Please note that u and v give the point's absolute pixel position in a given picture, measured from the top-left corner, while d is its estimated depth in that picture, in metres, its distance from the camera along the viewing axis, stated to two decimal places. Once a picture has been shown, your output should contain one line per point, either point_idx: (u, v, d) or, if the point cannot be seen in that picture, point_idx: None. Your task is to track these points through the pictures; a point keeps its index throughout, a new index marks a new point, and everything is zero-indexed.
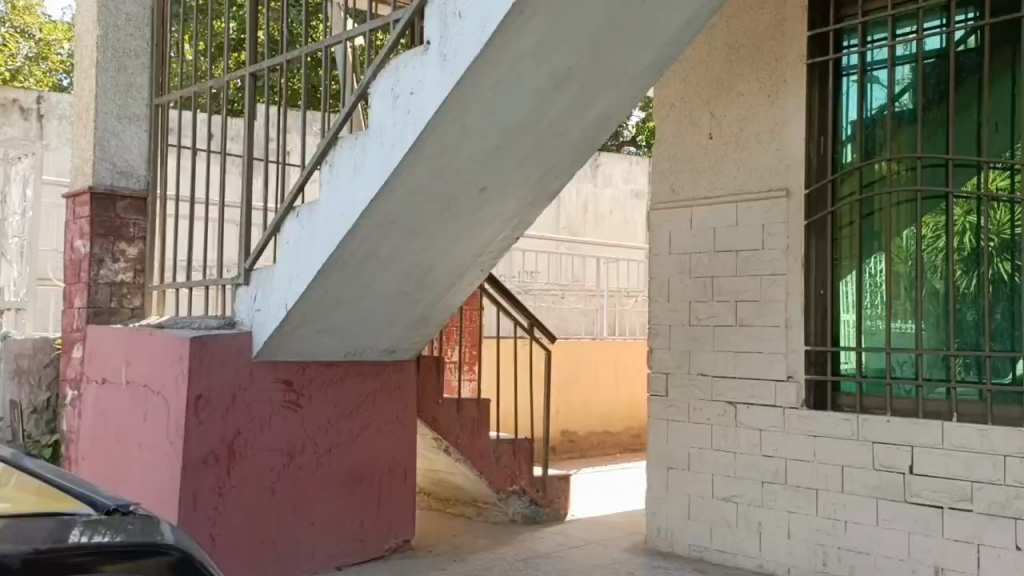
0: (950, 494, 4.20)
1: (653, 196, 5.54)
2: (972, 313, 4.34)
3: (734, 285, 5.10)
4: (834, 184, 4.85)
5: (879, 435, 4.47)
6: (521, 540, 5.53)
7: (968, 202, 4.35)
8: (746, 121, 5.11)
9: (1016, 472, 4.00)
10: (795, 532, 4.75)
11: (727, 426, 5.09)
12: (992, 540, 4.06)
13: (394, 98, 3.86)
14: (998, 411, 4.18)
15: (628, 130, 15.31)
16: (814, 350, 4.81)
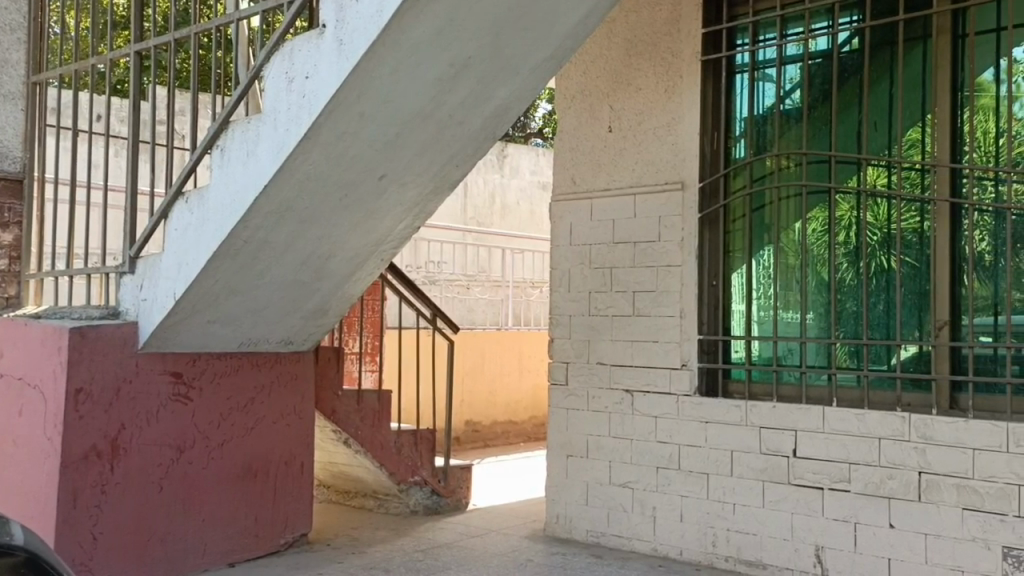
0: (830, 476, 4.41)
1: (555, 188, 5.60)
2: (852, 303, 4.56)
3: (632, 276, 5.20)
4: (726, 178, 5.00)
5: (765, 420, 4.65)
6: (421, 531, 5.51)
7: (849, 197, 4.56)
8: (643, 115, 5.22)
9: (890, 454, 4.23)
10: (687, 516, 4.90)
11: (624, 414, 5.20)
12: (867, 519, 4.28)
13: (288, 82, 3.76)
14: (874, 396, 4.42)
15: (535, 123, 15.40)
16: (707, 339, 4.96)
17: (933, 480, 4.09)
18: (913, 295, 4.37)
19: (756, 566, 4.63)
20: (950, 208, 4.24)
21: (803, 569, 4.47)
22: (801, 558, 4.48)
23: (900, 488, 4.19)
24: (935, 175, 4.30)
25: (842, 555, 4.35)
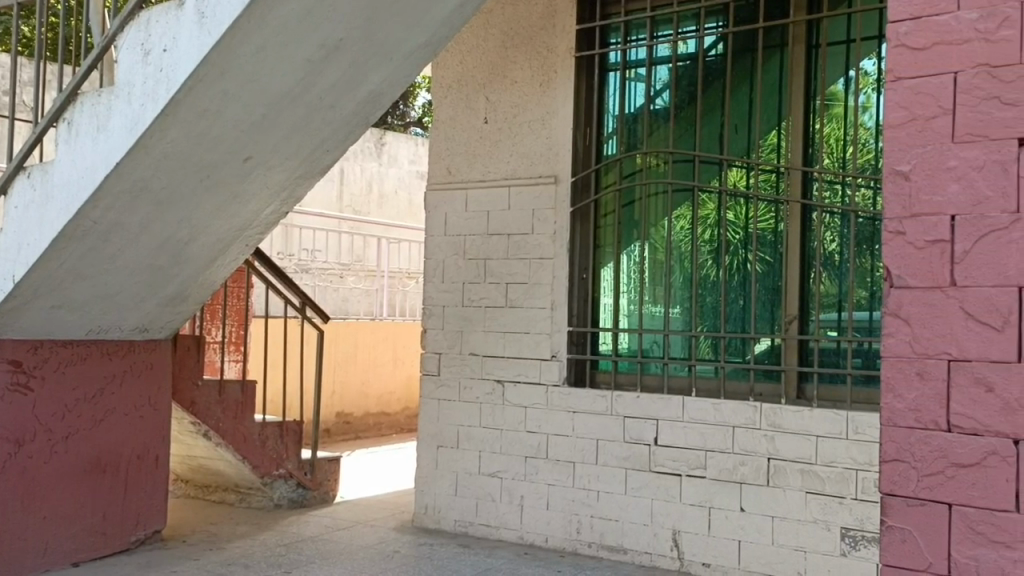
0: (687, 462, 4.59)
1: (430, 178, 5.56)
2: (711, 297, 4.76)
3: (504, 268, 5.24)
4: (597, 174, 5.10)
5: (629, 410, 4.79)
6: (284, 525, 5.37)
7: (711, 196, 4.74)
8: (518, 107, 5.26)
9: (742, 441, 4.44)
10: (553, 504, 4.99)
11: (494, 404, 5.23)
12: (721, 504, 4.48)
13: (144, 55, 3.55)
14: (729, 386, 4.64)
15: (414, 112, 15.24)
16: (576, 330, 5.06)
17: (781, 465, 4.33)
18: (767, 290, 4.60)
19: (617, 551, 4.77)
20: (801, 209, 4.49)
21: (661, 552, 4.64)
22: (660, 543, 4.65)
23: (750, 474, 4.41)
24: (789, 177, 4.53)
25: (697, 539, 4.54)
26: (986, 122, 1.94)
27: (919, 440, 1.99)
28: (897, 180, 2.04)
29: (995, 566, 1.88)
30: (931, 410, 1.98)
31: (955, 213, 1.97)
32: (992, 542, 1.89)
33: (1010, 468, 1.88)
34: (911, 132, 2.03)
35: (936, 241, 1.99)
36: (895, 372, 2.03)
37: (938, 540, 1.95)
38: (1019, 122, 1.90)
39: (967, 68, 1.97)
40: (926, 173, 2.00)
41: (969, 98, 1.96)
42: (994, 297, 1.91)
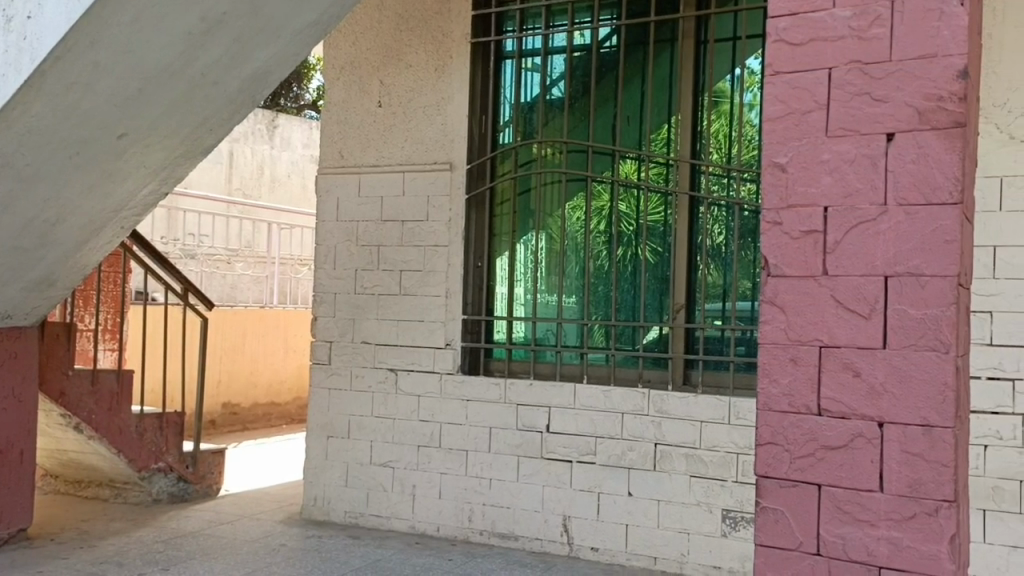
0: (578, 449, 4.65)
1: (322, 161, 5.43)
2: (603, 286, 4.82)
3: (398, 255, 5.16)
4: (493, 162, 5.09)
5: (521, 398, 4.81)
6: (163, 521, 5.14)
7: (603, 187, 4.80)
8: (413, 92, 5.18)
9: (631, 427, 4.53)
10: (445, 492, 4.97)
11: (387, 393, 5.16)
12: (609, 489, 4.56)
13: (7, 21, 3.29)
14: (619, 373, 4.73)
15: (309, 95, 14.82)
16: (470, 318, 5.05)
17: (667, 450, 4.44)
18: (657, 280, 4.69)
19: (508, 538, 4.79)
20: (689, 201, 4.59)
21: (551, 538, 4.69)
22: (550, 529, 4.70)
23: (638, 459, 4.50)
24: (678, 169, 4.62)
25: (586, 524, 4.61)
26: (857, 118, 2.01)
27: (791, 423, 2.06)
28: (775, 171, 2.11)
29: (859, 544, 1.96)
30: (803, 394, 2.05)
31: (827, 205, 2.04)
32: (858, 520, 1.97)
33: (874, 449, 1.96)
34: (788, 125, 2.10)
35: (810, 231, 2.06)
36: (771, 357, 2.10)
37: (808, 519, 2.03)
38: (888, 118, 1.98)
39: (841, 63, 2.04)
40: (801, 166, 2.07)
41: (842, 93, 2.03)
42: (862, 286, 1.99)
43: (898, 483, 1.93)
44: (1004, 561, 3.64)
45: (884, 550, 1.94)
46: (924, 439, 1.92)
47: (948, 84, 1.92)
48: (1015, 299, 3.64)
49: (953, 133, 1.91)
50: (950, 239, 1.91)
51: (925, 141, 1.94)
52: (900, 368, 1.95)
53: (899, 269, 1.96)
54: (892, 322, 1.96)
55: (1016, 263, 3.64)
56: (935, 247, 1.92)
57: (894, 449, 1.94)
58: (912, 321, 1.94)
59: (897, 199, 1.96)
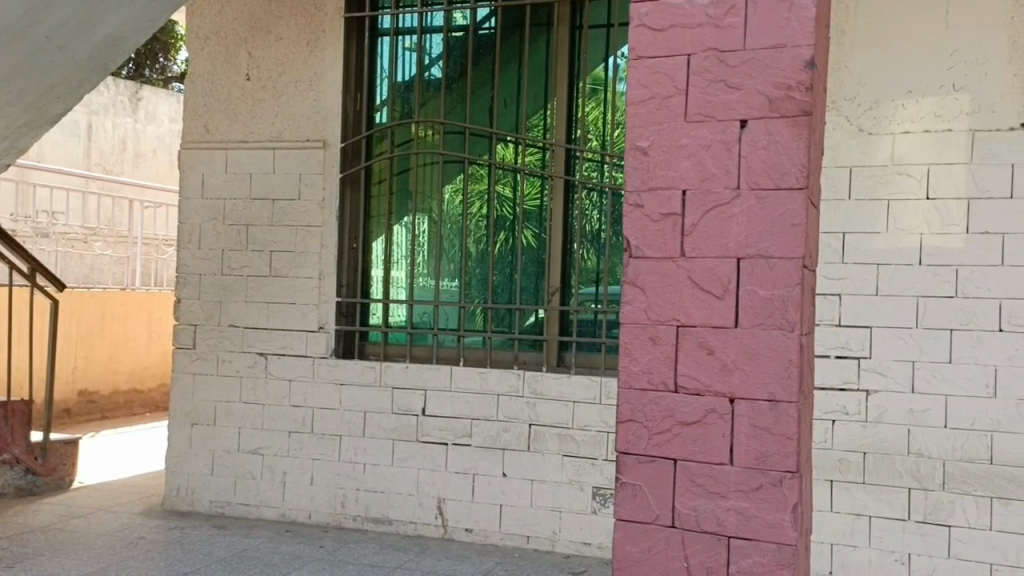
0: (453, 431, 4.64)
1: (185, 135, 5.17)
2: (480, 268, 4.81)
3: (268, 235, 4.98)
4: (369, 141, 4.98)
5: (397, 380, 4.75)
6: (8, 517, 4.80)
7: (480, 169, 4.78)
8: (283, 66, 4.99)
9: (506, 408, 4.56)
10: (317, 479, 4.87)
11: (256, 378, 4.99)
12: (484, 470, 4.58)
13: None
14: (495, 355, 4.74)
15: (176, 67, 14.13)
16: (345, 301, 4.94)
17: (541, 431, 4.49)
18: (533, 263, 4.71)
19: (382, 522, 4.75)
20: (564, 185, 4.62)
21: (425, 521, 4.68)
22: (424, 512, 4.68)
23: (512, 440, 4.54)
24: (554, 153, 4.64)
25: (460, 505, 4.62)
26: (713, 104, 2.07)
27: (650, 401, 2.12)
28: (636, 154, 2.15)
29: (711, 515, 2.04)
30: (660, 372, 2.11)
31: (686, 188, 2.10)
32: (709, 492, 2.05)
33: (725, 424, 2.04)
34: (650, 109, 2.14)
35: (669, 214, 2.11)
36: (631, 337, 2.15)
37: (664, 493, 2.09)
38: (741, 105, 2.05)
39: (699, 51, 2.09)
40: (661, 150, 2.12)
41: (700, 79, 2.09)
42: (716, 268, 2.06)
43: (747, 455, 2.02)
44: (848, 529, 3.89)
45: (733, 520, 2.03)
46: (770, 414, 2.01)
47: (796, 74, 2.00)
48: (861, 283, 3.88)
49: (800, 121, 2.00)
50: (796, 223, 1.99)
51: (775, 129, 2.01)
52: (750, 346, 2.03)
53: (750, 251, 2.04)
54: (743, 302, 2.04)
55: (862, 249, 3.88)
56: (783, 231, 2.01)
57: (743, 423, 2.03)
58: (762, 301, 2.02)
59: (749, 183, 2.04)
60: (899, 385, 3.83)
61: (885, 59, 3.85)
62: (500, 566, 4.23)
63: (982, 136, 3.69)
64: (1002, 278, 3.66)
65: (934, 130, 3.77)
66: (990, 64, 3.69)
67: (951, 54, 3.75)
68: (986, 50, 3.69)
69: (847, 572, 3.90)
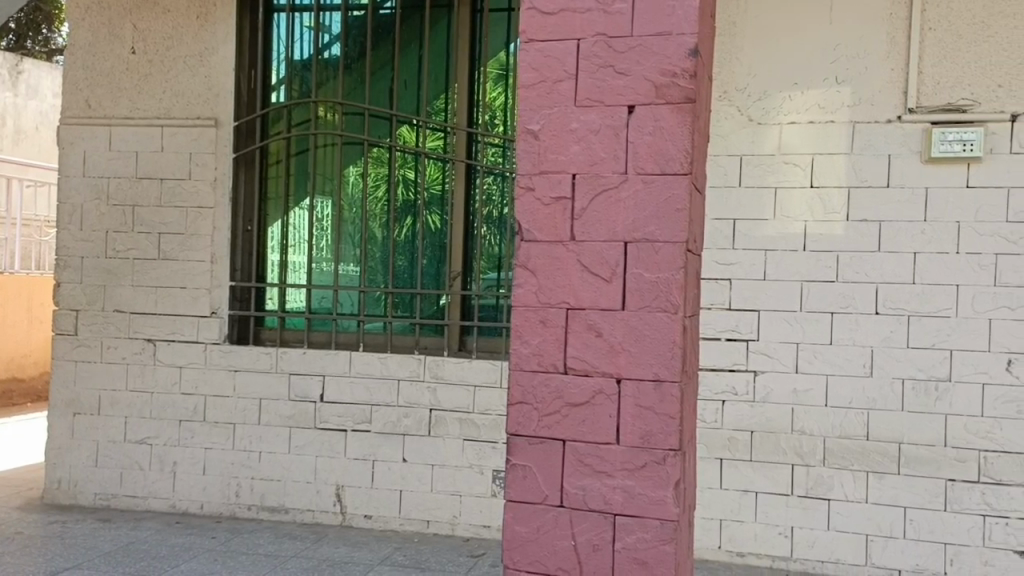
0: (353, 417, 4.58)
1: (64, 110, 4.90)
2: (380, 252, 4.74)
3: (156, 216, 4.78)
4: (264, 120, 4.84)
5: (294, 366, 4.65)
6: None
7: (381, 152, 4.70)
8: (171, 39, 4.79)
9: (406, 394, 4.52)
10: (210, 468, 4.73)
11: (144, 365, 4.79)
12: (383, 456, 4.54)
13: None
14: (396, 340, 4.69)
15: (61, 39, 13.39)
16: (239, 286, 4.80)
17: (442, 415, 4.47)
18: (434, 247, 4.68)
19: (278, 511, 4.66)
20: (466, 169, 4.60)
21: (323, 508, 4.61)
22: (322, 499, 4.61)
23: (413, 425, 4.51)
24: (455, 137, 4.61)
25: (359, 492, 4.57)
26: (602, 89, 2.10)
27: (540, 382, 2.14)
28: (528, 138, 2.16)
29: (597, 494, 2.08)
30: (550, 354, 2.14)
31: (575, 172, 2.12)
32: (596, 472, 2.09)
33: (612, 405, 2.08)
34: (540, 93, 2.15)
35: (559, 198, 2.13)
36: (522, 320, 2.16)
37: (553, 474, 2.12)
38: (628, 91, 2.08)
39: (588, 35, 2.11)
40: (551, 134, 2.14)
41: (589, 64, 2.11)
42: (604, 251, 2.09)
43: (632, 435, 2.07)
44: (736, 504, 4.05)
45: (618, 498, 2.07)
46: (655, 393, 2.05)
47: (681, 62, 2.04)
48: (750, 268, 4.02)
49: (685, 108, 2.04)
50: (680, 208, 2.04)
51: (660, 115, 2.05)
52: (636, 328, 2.07)
53: (637, 235, 2.07)
54: (629, 285, 2.08)
55: (751, 235, 4.02)
56: (667, 215, 2.05)
57: (629, 403, 2.07)
58: (647, 284, 2.06)
59: (636, 168, 2.07)
60: (784, 365, 3.99)
61: (774, 52, 3.98)
62: (399, 552, 4.21)
63: (862, 127, 3.87)
64: (879, 263, 3.86)
65: (819, 121, 3.93)
66: (869, 59, 3.87)
67: (834, 48, 3.91)
68: (866, 45, 3.87)
69: (734, 546, 4.05)
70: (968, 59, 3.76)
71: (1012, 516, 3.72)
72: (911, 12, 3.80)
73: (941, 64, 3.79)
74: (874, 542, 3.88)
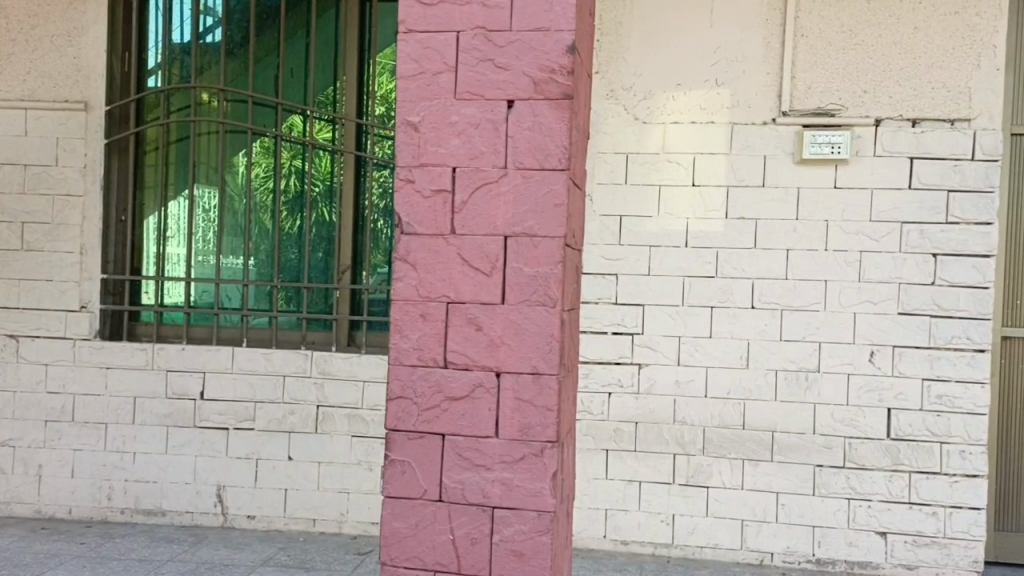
0: (235, 415, 4.43)
1: None
2: (265, 244, 4.60)
3: (19, 204, 4.50)
4: (139, 105, 4.62)
5: (172, 363, 4.47)
6: None
7: (266, 142, 4.55)
8: (37, 17, 4.51)
9: (291, 390, 4.41)
10: (79, 470, 4.50)
11: (6, 363, 4.51)
12: (267, 454, 4.42)
13: None
14: (282, 335, 4.55)
15: None
16: (112, 279, 4.56)
17: (328, 412, 4.37)
18: (322, 240, 4.57)
19: (154, 514, 4.48)
20: (355, 160, 4.51)
21: (203, 510, 4.46)
22: (202, 500, 4.45)
23: (299, 422, 4.39)
24: (345, 127, 4.51)
25: (242, 491, 4.43)
26: (482, 83, 2.10)
27: (420, 376, 2.13)
28: (407, 130, 2.14)
29: (477, 488, 2.09)
30: (430, 348, 2.12)
31: (456, 165, 2.11)
32: (475, 465, 2.09)
33: (491, 399, 2.09)
34: (420, 85, 2.13)
35: (440, 191, 2.12)
36: (402, 314, 2.14)
37: (432, 469, 2.12)
38: (507, 85, 2.09)
39: (468, 28, 2.11)
40: (432, 126, 2.12)
41: (469, 57, 2.10)
42: (484, 245, 2.10)
43: (510, 428, 2.08)
44: (620, 494, 4.15)
45: (497, 491, 2.08)
46: (533, 386, 2.07)
47: (559, 58, 2.06)
48: (635, 263, 4.12)
49: (563, 104, 2.06)
50: (558, 203, 2.06)
51: (539, 110, 2.07)
52: (516, 322, 2.08)
53: (517, 230, 2.08)
54: (509, 279, 2.08)
55: (636, 231, 4.11)
56: (547, 210, 2.07)
57: (508, 397, 2.08)
58: (527, 278, 2.07)
59: (516, 163, 2.08)
60: (666, 358, 4.11)
61: (658, 53, 4.08)
62: (282, 552, 4.11)
63: (740, 129, 4.02)
64: (755, 259, 4.02)
65: (700, 122, 4.06)
66: (746, 62, 4.02)
67: (715, 51, 4.04)
68: (744, 49, 4.02)
69: (619, 535, 4.15)
70: (837, 64, 3.95)
71: (874, 498, 3.94)
72: (785, 18, 3.97)
73: (812, 69, 3.97)
74: (749, 527, 4.05)
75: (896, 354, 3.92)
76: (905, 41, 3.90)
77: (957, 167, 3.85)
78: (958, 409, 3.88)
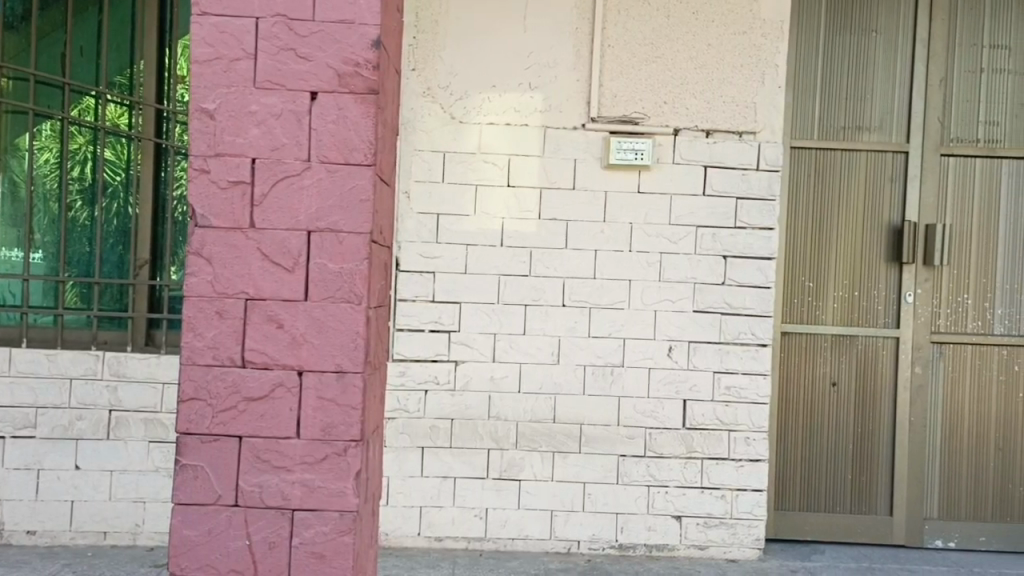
0: (12, 423, 4.04)
1: None
2: (50, 236, 4.21)
3: None
4: None
5: None
6: None
7: (53, 125, 4.18)
8: None
9: (80, 394, 4.07)
10: None
11: None
12: (51, 464, 4.06)
13: None
14: (68, 335, 4.18)
15: None
16: None
17: (123, 417, 4.08)
18: (117, 232, 4.24)
19: None
20: (155, 148, 4.24)
21: None
22: None
23: (88, 429, 4.07)
24: (143, 113, 4.22)
25: (21, 505, 4.05)
26: (283, 72, 2.03)
27: (215, 377, 2.03)
28: (202, 117, 2.03)
29: (275, 490, 2.03)
30: (227, 347, 2.03)
31: (255, 157, 2.03)
32: (274, 467, 2.03)
33: (292, 398, 2.03)
34: (217, 71, 2.04)
35: (237, 182, 2.03)
36: (196, 311, 2.03)
37: (227, 472, 2.03)
38: (310, 77, 2.03)
39: (267, 15, 2.03)
40: (229, 116, 2.03)
41: (269, 46, 2.03)
42: (286, 240, 2.03)
43: (312, 427, 2.03)
44: (435, 491, 4.17)
45: (297, 492, 2.03)
46: (337, 385, 2.03)
47: (363, 52, 2.04)
48: (451, 261, 4.15)
49: (368, 99, 2.04)
50: (363, 199, 2.03)
51: (344, 104, 2.03)
52: (319, 319, 2.03)
53: (320, 225, 2.03)
54: (312, 275, 2.03)
55: (453, 229, 4.15)
56: (351, 206, 2.03)
57: (310, 396, 2.03)
58: (331, 274, 2.03)
59: (319, 156, 2.03)
60: (481, 355, 4.17)
61: (474, 55, 4.14)
62: (67, 568, 3.79)
63: (553, 133, 4.15)
64: (565, 259, 4.17)
65: (515, 124, 4.15)
66: (557, 69, 4.16)
67: (528, 55, 4.15)
68: (555, 56, 4.16)
69: (433, 531, 4.17)
70: (641, 75, 4.17)
71: (671, 484, 4.21)
72: (593, 27, 4.15)
73: (619, 79, 4.16)
74: (558, 517, 4.19)
75: (691, 348, 4.20)
76: (700, 57, 4.18)
77: (744, 176, 4.19)
78: (744, 399, 4.21)
